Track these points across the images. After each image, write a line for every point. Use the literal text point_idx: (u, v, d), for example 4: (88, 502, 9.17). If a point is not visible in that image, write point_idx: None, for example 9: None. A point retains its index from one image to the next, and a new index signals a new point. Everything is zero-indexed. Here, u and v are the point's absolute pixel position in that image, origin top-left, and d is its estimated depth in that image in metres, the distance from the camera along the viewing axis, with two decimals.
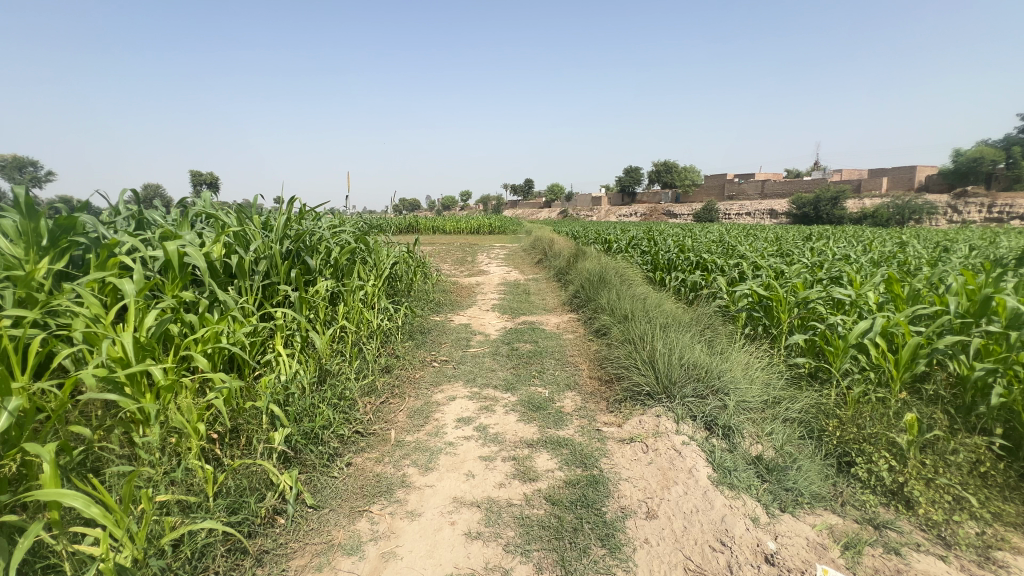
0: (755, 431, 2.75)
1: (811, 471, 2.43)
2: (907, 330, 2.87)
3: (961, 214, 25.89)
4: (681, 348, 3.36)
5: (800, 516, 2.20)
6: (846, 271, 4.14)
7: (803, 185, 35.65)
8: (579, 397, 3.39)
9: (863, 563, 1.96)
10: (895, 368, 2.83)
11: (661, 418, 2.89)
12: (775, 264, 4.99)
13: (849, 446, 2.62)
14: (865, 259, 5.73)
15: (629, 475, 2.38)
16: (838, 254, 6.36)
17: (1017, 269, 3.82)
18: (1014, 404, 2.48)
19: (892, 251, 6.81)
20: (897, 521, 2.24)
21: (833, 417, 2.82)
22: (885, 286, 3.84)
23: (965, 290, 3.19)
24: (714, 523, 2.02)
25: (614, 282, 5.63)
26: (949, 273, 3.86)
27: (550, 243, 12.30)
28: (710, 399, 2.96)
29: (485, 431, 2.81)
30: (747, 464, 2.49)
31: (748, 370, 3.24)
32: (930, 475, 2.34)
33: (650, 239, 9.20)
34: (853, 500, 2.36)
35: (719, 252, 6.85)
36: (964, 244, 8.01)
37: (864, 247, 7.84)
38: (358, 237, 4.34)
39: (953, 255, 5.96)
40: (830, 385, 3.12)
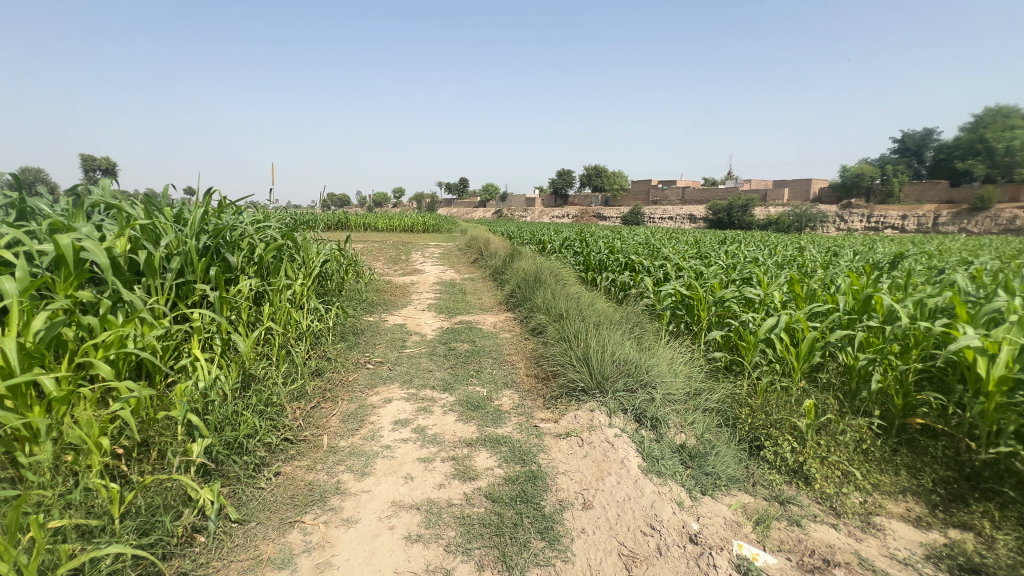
0: (679, 422, 2.95)
1: (727, 456, 2.66)
2: (806, 326, 3.22)
3: (846, 223, 29.31)
4: (613, 345, 3.52)
5: (719, 497, 2.40)
6: (755, 273, 4.56)
7: (718, 193, 38.60)
8: (517, 394, 3.44)
9: (772, 536, 2.17)
10: (796, 360, 3.17)
11: (595, 413, 3.01)
12: (695, 265, 5.38)
13: (759, 432, 2.89)
14: (771, 261, 6.34)
15: (566, 468, 2.46)
16: (748, 257, 6.97)
17: (890, 272, 4.44)
18: (889, 388, 2.88)
19: (793, 255, 7.59)
20: (798, 497, 2.50)
21: (746, 405, 3.10)
22: (787, 287, 4.27)
23: (851, 290, 3.65)
24: (644, 510, 2.14)
25: (549, 282, 5.76)
26: (838, 274, 4.39)
27: (486, 242, 12.33)
28: (639, 393, 3.14)
29: (422, 432, 2.77)
30: (672, 452, 2.67)
31: (672, 365, 3.47)
32: (825, 454, 2.65)
33: (582, 241, 9.52)
34: (762, 480, 2.61)
35: (646, 254, 7.25)
36: (847, 249, 9.13)
37: (770, 251, 8.66)
38: (284, 233, 4.09)
39: (841, 259, 6.76)
40: (743, 377, 3.42)
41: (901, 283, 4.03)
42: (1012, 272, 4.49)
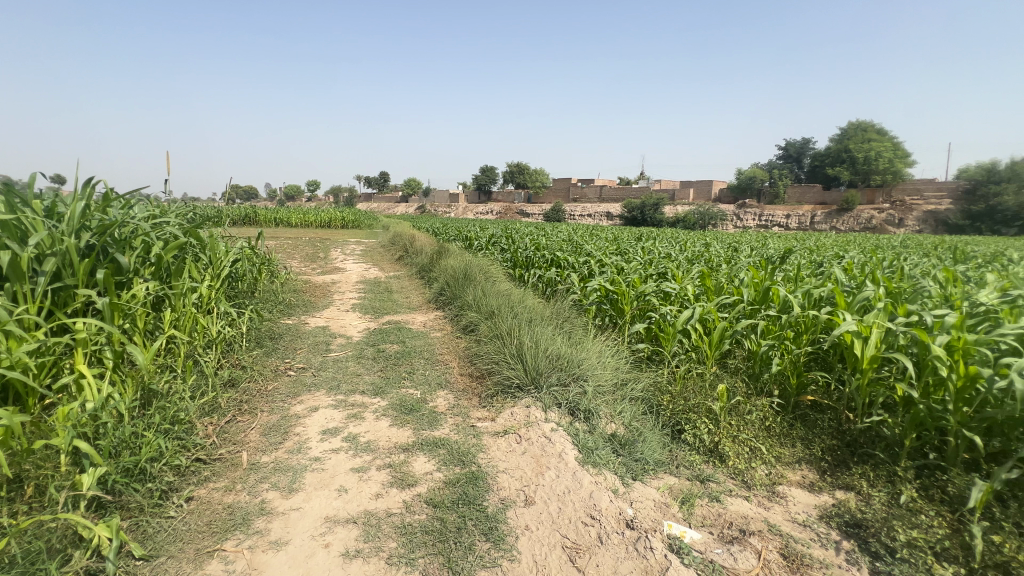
0: (609, 412, 3.08)
1: (653, 442, 2.83)
2: (716, 316, 3.51)
3: (742, 221, 32.42)
4: (545, 340, 3.59)
5: (648, 481, 2.55)
6: (671, 268, 4.89)
7: (632, 192, 40.88)
8: (451, 394, 3.39)
9: (696, 513, 2.34)
10: (709, 348, 3.45)
11: (531, 408, 3.05)
12: (617, 261, 5.65)
13: (680, 417, 3.10)
14: (682, 257, 6.84)
15: (505, 467, 2.47)
16: (662, 253, 7.47)
17: (782, 266, 4.99)
18: (786, 370, 3.23)
19: (701, 250, 8.26)
20: (716, 475, 2.72)
21: (667, 393, 3.32)
22: (699, 280, 4.63)
23: (753, 283, 4.04)
24: (584, 500, 2.21)
25: (479, 280, 5.74)
26: (741, 269, 4.84)
27: (410, 239, 12.02)
28: (572, 386, 3.23)
29: (354, 440, 2.63)
30: (604, 442, 2.78)
31: (601, 357, 3.62)
32: (736, 433, 2.91)
33: (509, 238, 9.62)
34: (685, 461, 2.82)
35: (570, 251, 7.49)
36: (744, 245, 10.08)
37: (680, 247, 9.34)
38: (186, 230, 3.68)
39: (741, 254, 7.46)
40: (664, 366, 3.65)
41: (791, 276, 4.54)
42: (874, 265, 5.24)
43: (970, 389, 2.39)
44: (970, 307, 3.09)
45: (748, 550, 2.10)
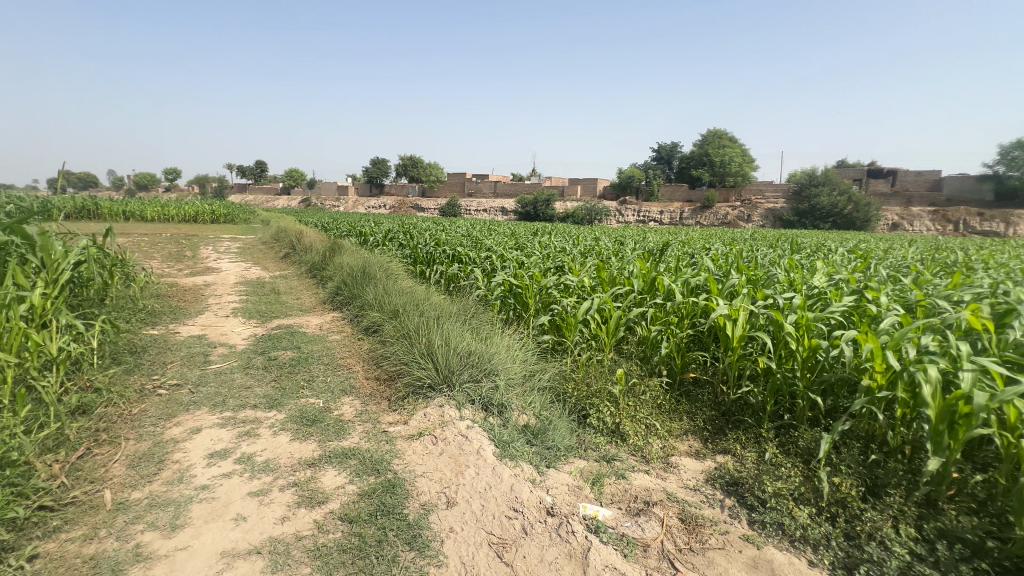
0: (520, 404, 3.15)
1: (562, 429, 2.96)
2: (611, 306, 3.76)
3: (624, 217, 35.20)
4: (455, 337, 3.55)
5: (561, 467, 2.66)
6: (568, 261, 5.12)
7: (526, 188, 42.14)
8: (358, 400, 3.21)
9: (605, 492, 2.50)
10: (606, 335, 3.68)
11: (444, 408, 3.01)
12: (518, 256, 5.77)
13: (585, 402, 3.28)
14: (576, 250, 7.23)
15: (423, 470, 2.40)
16: (558, 247, 7.81)
17: (663, 258, 5.51)
18: (673, 352, 3.58)
19: (592, 244, 8.81)
20: (619, 453, 2.92)
21: (572, 380, 3.49)
22: (594, 273, 4.93)
23: (641, 274, 4.40)
24: (505, 494, 2.24)
25: (380, 278, 5.49)
26: (630, 261, 5.25)
27: (296, 235, 11.09)
28: (483, 382, 3.24)
29: (250, 461, 2.36)
30: (518, 434, 2.84)
31: (509, 351, 3.68)
32: (634, 413, 3.15)
33: (407, 233, 9.34)
34: (592, 444, 2.99)
35: (471, 246, 7.51)
36: (627, 239, 10.96)
37: (573, 241, 9.86)
38: (6, 227, 2.98)
39: (626, 248, 8.09)
40: (568, 355, 3.83)
41: (671, 266, 5.03)
42: (734, 256, 6.04)
43: (812, 358, 2.86)
44: (808, 290, 3.70)
45: (653, 520, 2.30)
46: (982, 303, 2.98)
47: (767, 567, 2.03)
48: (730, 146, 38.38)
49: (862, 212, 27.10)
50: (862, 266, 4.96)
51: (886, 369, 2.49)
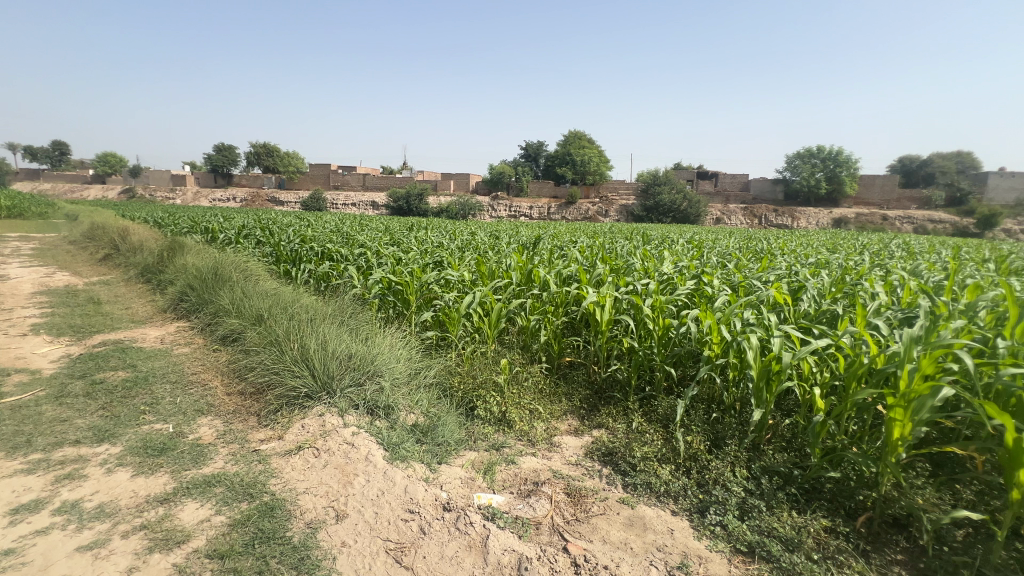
0: (407, 403, 3.08)
1: (451, 423, 2.96)
2: (493, 299, 3.85)
3: (497, 212, 36.18)
4: (333, 340, 3.32)
5: (453, 462, 2.67)
6: (447, 256, 5.10)
7: (397, 182, 40.81)
8: (219, 420, 2.83)
9: (497, 479, 2.57)
10: (489, 328, 3.76)
11: (324, 417, 2.80)
12: (394, 252, 5.58)
13: (471, 395, 3.33)
14: (454, 245, 7.24)
15: (306, 486, 2.21)
16: (435, 242, 7.74)
17: (537, 252, 5.82)
18: (551, 339, 3.80)
19: (468, 238, 8.91)
20: (507, 440, 3.02)
21: (458, 375, 3.51)
22: (474, 267, 4.99)
23: (519, 267, 4.59)
24: (399, 498, 2.18)
25: (236, 280, 4.87)
26: (506, 254, 5.43)
27: (117, 232, 9.27)
28: (367, 385, 3.10)
29: (77, 510, 1.94)
30: (406, 434, 2.77)
31: (392, 350, 3.57)
32: (519, 399, 3.28)
33: (265, 230, 8.43)
34: (480, 435, 3.04)
35: (342, 242, 7.06)
36: (502, 234, 11.31)
37: (450, 236, 9.85)
38: None
39: (502, 241, 8.34)
40: (452, 350, 3.83)
41: (545, 259, 5.33)
42: (598, 248, 6.63)
43: (666, 335, 3.29)
44: (659, 276, 4.23)
45: (542, 498, 2.43)
46: (783, 282, 3.71)
47: (640, 522, 2.28)
48: (589, 147, 41.73)
49: (695, 208, 31.65)
50: (698, 255, 5.81)
51: (721, 340, 2.97)
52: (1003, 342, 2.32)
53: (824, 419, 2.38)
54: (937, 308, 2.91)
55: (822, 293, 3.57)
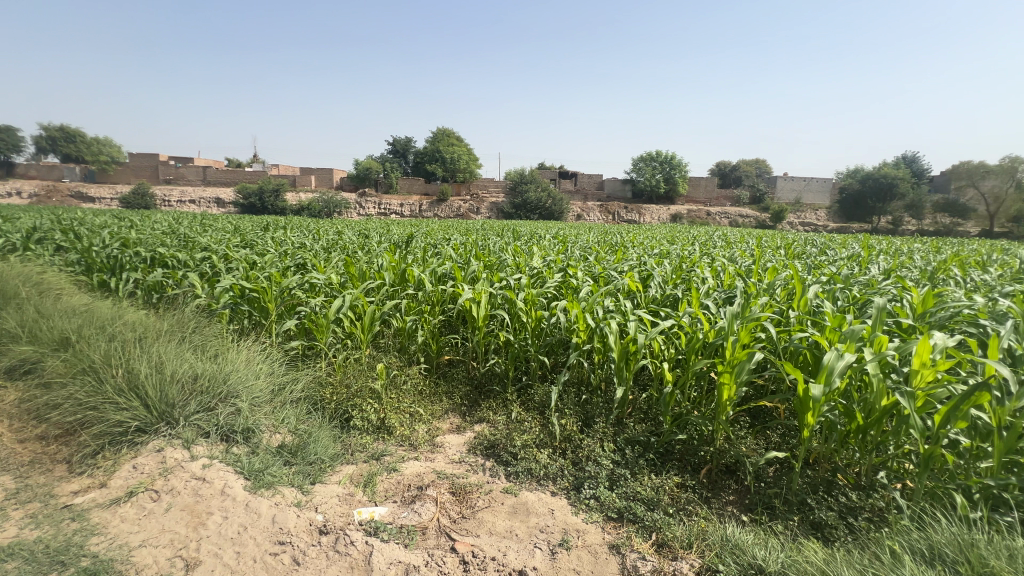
0: (272, 423, 2.81)
1: (324, 439, 2.76)
2: (365, 302, 3.65)
3: (365, 209, 34.45)
4: (171, 361, 2.87)
5: (328, 480, 2.49)
6: (310, 258, 4.69)
7: (246, 176, 36.41)
8: (11, 476, 2.25)
9: (378, 490, 2.46)
10: (362, 332, 3.55)
11: (165, 452, 2.40)
12: (246, 255, 4.95)
13: (346, 405, 3.12)
14: (318, 246, 6.71)
15: (143, 538, 1.87)
16: (296, 242, 7.09)
17: (410, 251, 5.68)
18: (429, 339, 3.75)
19: (334, 238, 8.33)
20: (388, 447, 2.91)
21: (329, 385, 3.27)
22: (342, 268, 4.68)
23: (391, 267, 4.43)
24: (266, 530, 1.97)
25: (27, 297, 3.89)
26: (377, 253, 5.19)
27: None
28: (219, 409, 2.73)
29: None
30: (272, 458, 2.50)
31: (250, 365, 3.19)
32: (398, 404, 3.18)
33: (67, 233, 6.86)
34: (358, 446, 2.87)
35: (178, 246, 6.07)
36: (371, 232, 10.81)
37: (313, 235, 9.11)
38: None
39: (372, 240, 7.96)
40: (322, 359, 3.55)
41: (419, 258, 5.22)
42: (471, 245, 6.71)
43: (539, 326, 3.46)
44: (530, 271, 4.44)
45: (428, 502, 2.39)
46: (635, 272, 4.16)
47: (523, 508, 2.38)
48: (458, 145, 41.93)
49: (559, 205, 33.86)
50: (563, 249, 6.22)
51: (586, 327, 3.23)
52: (793, 313, 2.91)
53: (672, 389, 2.74)
54: (748, 289, 3.53)
55: (666, 280, 4.09)
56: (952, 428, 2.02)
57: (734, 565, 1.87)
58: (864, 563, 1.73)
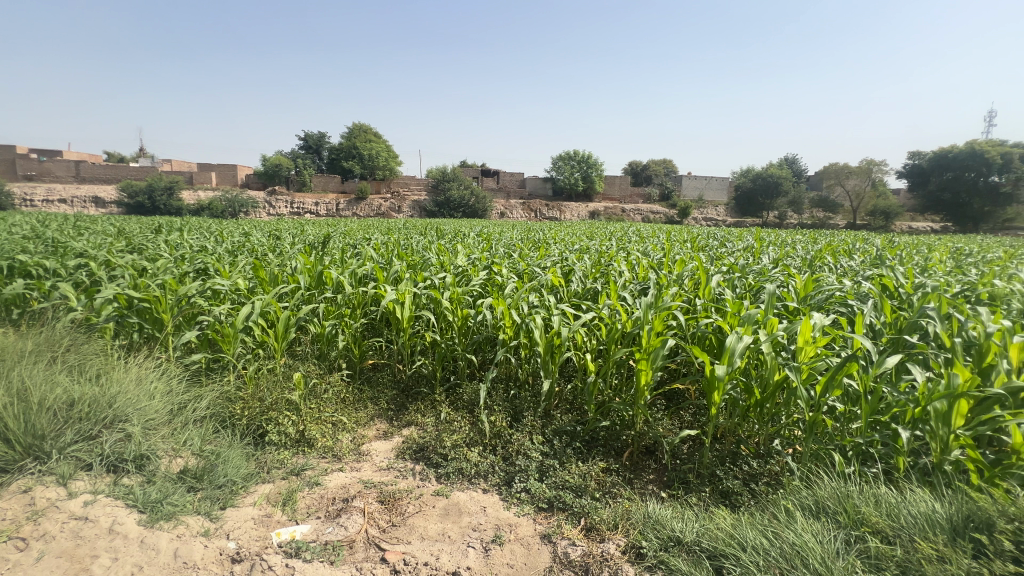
0: (172, 447, 2.55)
1: (235, 459, 2.53)
2: (278, 307, 3.39)
3: (275, 209, 32.10)
4: (39, 388, 2.48)
5: (241, 503, 2.29)
6: (213, 262, 4.28)
7: (130, 172, 32.36)
8: None
9: (300, 507, 2.32)
10: (275, 341, 3.29)
11: (33, 491, 2.04)
12: (133, 261, 4.39)
13: (260, 420, 2.88)
14: (221, 249, 6.13)
15: None
16: (195, 246, 6.43)
17: (326, 252, 5.37)
18: (350, 344, 3.57)
19: (240, 240, 7.66)
20: (309, 461, 2.74)
21: (238, 400, 3.00)
22: (250, 273, 4.32)
23: (306, 270, 4.16)
24: (167, 567, 1.79)
25: None
26: (290, 255, 4.85)
27: None
28: (104, 437, 2.41)
29: None
30: (172, 485, 2.25)
31: (141, 385, 2.84)
32: (318, 414, 3.00)
33: None
34: (275, 462, 2.67)
35: (43, 252, 5.23)
36: (283, 233, 10.08)
37: (215, 238, 8.31)
38: None
39: (284, 242, 7.43)
40: (230, 372, 3.25)
41: (337, 259, 4.96)
42: (393, 245, 6.50)
43: (465, 325, 3.44)
44: (455, 270, 4.40)
45: (354, 514, 2.29)
46: (557, 267, 4.28)
47: (455, 509, 2.36)
48: (375, 141, 40.46)
49: (482, 203, 33.90)
50: (487, 247, 6.23)
51: (512, 323, 3.27)
52: (699, 301, 3.16)
53: (595, 379, 2.85)
54: (660, 280, 3.77)
55: (586, 274, 4.25)
56: (830, 396, 2.31)
57: (655, 540, 1.98)
58: (764, 523, 1.92)
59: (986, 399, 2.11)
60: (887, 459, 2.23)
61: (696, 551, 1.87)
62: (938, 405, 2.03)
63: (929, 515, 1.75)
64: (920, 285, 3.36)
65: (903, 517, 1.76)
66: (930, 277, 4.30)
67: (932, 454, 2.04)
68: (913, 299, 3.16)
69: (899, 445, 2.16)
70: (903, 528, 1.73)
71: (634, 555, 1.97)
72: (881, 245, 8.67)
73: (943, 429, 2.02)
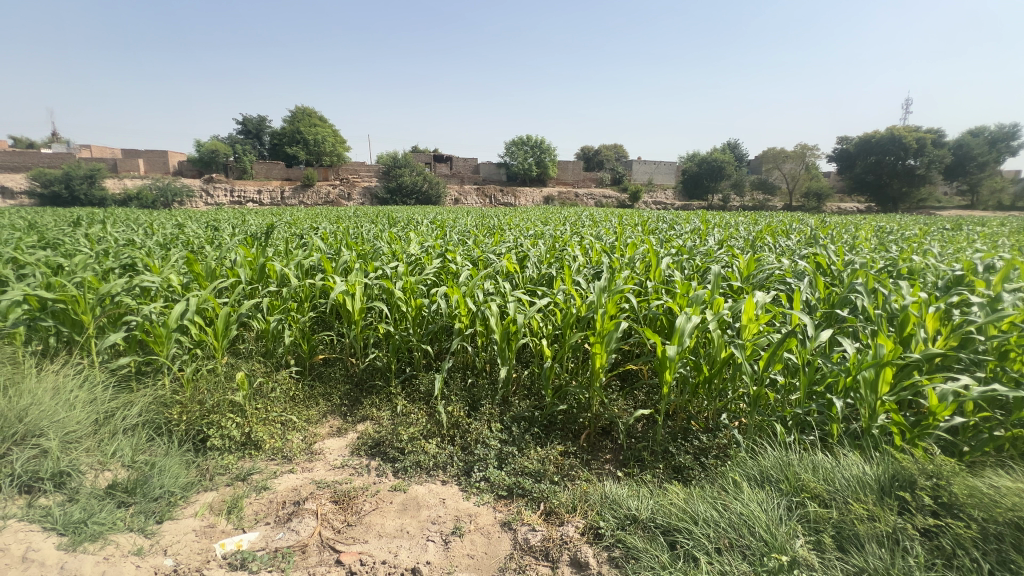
0: (98, 460, 2.35)
1: (172, 468, 2.36)
2: (215, 304, 3.15)
3: (213, 198, 30.11)
4: None
5: (180, 514, 2.15)
6: (140, 257, 3.91)
7: (41, 159, 29.26)
8: None
9: (247, 514, 2.20)
10: (215, 339, 3.07)
11: None
12: (44, 257, 3.92)
13: (200, 424, 2.68)
14: (151, 242, 5.68)
15: None
16: (119, 239, 5.90)
17: (270, 244, 5.08)
18: (298, 339, 3.40)
19: (174, 232, 7.12)
20: (256, 464, 2.59)
21: (174, 404, 2.78)
22: (184, 268, 3.99)
23: (247, 262, 3.89)
24: None
25: None
26: (228, 246, 4.51)
27: None
28: (13, 454, 2.18)
29: None
30: (99, 502, 2.07)
31: (58, 396, 2.59)
32: (265, 415, 2.85)
33: None
34: (218, 468, 2.50)
35: None
36: (219, 224, 9.42)
37: (145, 230, 7.71)
38: None
39: (222, 233, 6.96)
40: (164, 375, 3.01)
41: (281, 250, 4.69)
42: (343, 234, 6.27)
43: (420, 314, 3.35)
44: (408, 258, 4.27)
45: (307, 517, 2.20)
46: (512, 254, 4.24)
47: (413, 504, 2.31)
48: (320, 125, 38.70)
49: (437, 189, 33.20)
50: (441, 235, 6.09)
51: (468, 312, 3.20)
52: (651, 283, 3.22)
53: (552, 364, 2.85)
54: (613, 264, 3.82)
55: (541, 260, 4.25)
56: (772, 370, 2.42)
57: (613, 519, 2.02)
58: (714, 495, 2.00)
59: (907, 366, 2.27)
60: (822, 426, 2.37)
61: (652, 528, 1.93)
62: (867, 373, 2.16)
63: (860, 477, 1.88)
64: (849, 262, 3.59)
65: (838, 481, 1.88)
66: (857, 255, 4.60)
67: (862, 419, 2.19)
68: (843, 276, 3.37)
69: (833, 412, 2.30)
70: (837, 491, 1.85)
71: (592, 536, 2.00)
72: (813, 225, 9.22)
73: (871, 395, 2.16)
